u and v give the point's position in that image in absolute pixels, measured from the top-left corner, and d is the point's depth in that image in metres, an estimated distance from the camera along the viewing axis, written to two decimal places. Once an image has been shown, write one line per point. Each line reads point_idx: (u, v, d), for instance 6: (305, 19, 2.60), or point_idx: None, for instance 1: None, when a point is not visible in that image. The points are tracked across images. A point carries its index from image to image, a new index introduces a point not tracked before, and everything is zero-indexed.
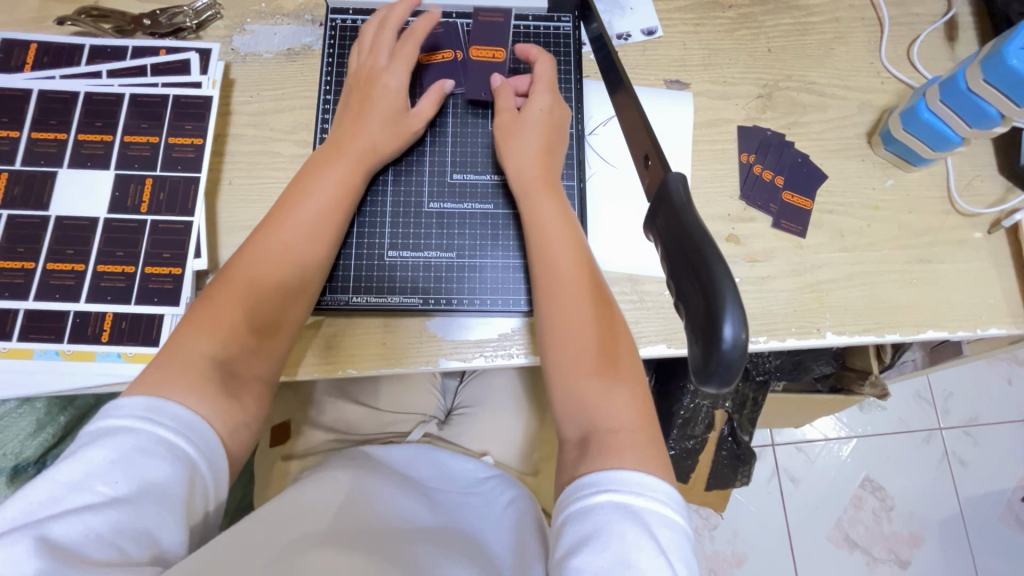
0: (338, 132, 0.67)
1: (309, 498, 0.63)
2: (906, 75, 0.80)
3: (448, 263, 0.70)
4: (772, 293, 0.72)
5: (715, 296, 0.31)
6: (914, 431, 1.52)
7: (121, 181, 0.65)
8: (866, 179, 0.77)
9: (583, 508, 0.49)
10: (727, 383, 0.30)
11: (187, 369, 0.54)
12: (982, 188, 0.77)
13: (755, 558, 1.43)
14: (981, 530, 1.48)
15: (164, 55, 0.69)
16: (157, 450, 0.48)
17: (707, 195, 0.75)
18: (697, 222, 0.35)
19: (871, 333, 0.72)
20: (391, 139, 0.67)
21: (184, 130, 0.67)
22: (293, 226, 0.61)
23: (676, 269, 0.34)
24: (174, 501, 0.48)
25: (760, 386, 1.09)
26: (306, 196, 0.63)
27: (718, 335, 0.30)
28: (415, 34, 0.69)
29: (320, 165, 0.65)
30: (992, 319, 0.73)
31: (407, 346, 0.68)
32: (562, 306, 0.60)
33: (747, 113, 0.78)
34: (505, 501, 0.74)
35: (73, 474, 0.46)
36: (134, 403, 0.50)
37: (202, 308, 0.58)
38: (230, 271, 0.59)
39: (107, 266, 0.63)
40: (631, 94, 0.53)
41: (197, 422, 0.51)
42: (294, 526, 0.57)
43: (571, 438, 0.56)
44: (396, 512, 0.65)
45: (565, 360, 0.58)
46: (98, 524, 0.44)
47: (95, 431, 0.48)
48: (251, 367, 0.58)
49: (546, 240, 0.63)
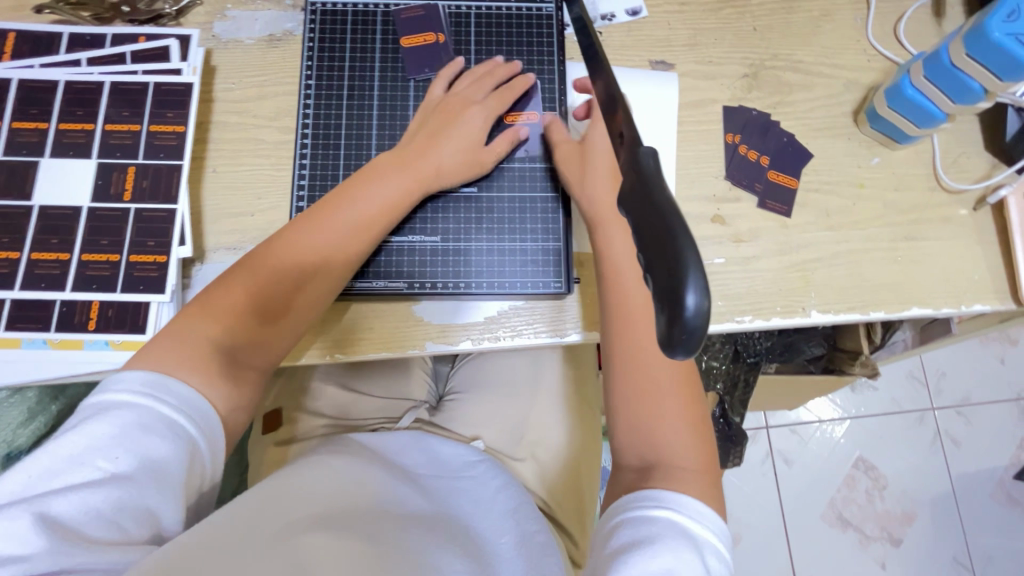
0: (404, 147, 0.68)
1: (309, 479, 0.63)
2: (893, 52, 0.80)
3: (432, 247, 0.69)
4: (758, 272, 0.72)
5: (679, 264, 0.30)
6: (906, 412, 1.53)
7: (104, 170, 0.65)
8: (852, 158, 0.76)
9: (643, 516, 0.52)
10: (694, 349, 0.29)
11: (191, 350, 0.56)
12: (968, 165, 0.77)
13: (749, 537, 1.45)
14: (972, 507, 1.49)
15: (143, 42, 0.69)
16: (159, 427, 0.50)
17: (693, 176, 0.75)
18: (663, 186, 0.34)
19: (856, 311, 0.72)
20: (458, 168, 0.68)
21: (165, 117, 0.67)
22: (335, 235, 0.62)
23: (641, 236, 0.33)
24: (173, 479, 0.50)
25: (751, 368, 1.10)
26: (354, 204, 0.64)
27: (680, 304, 0.29)
28: (495, 76, 0.71)
29: (383, 174, 0.65)
30: (976, 295, 0.74)
31: (393, 332, 0.68)
32: (632, 338, 0.62)
33: (732, 93, 0.78)
34: (498, 483, 0.75)
35: (73, 447, 0.47)
36: (136, 379, 0.52)
37: (223, 290, 0.60)
38: (259, 261, 0.61)
39: (92, 255, 0.63)
40: (603, 71, 0.50)
41: (198, 400, 0.54)
42: (291, 506, 0.58)
43: (630, 467, 0.60)
44: (389, 494, 0.65)
45: (627, 390, 0.62)
46: (97, 502, 0.46)
47: (95, 405, 0.50)
48: (257, 354, 0.60)
49: (619, 274, 0.64)
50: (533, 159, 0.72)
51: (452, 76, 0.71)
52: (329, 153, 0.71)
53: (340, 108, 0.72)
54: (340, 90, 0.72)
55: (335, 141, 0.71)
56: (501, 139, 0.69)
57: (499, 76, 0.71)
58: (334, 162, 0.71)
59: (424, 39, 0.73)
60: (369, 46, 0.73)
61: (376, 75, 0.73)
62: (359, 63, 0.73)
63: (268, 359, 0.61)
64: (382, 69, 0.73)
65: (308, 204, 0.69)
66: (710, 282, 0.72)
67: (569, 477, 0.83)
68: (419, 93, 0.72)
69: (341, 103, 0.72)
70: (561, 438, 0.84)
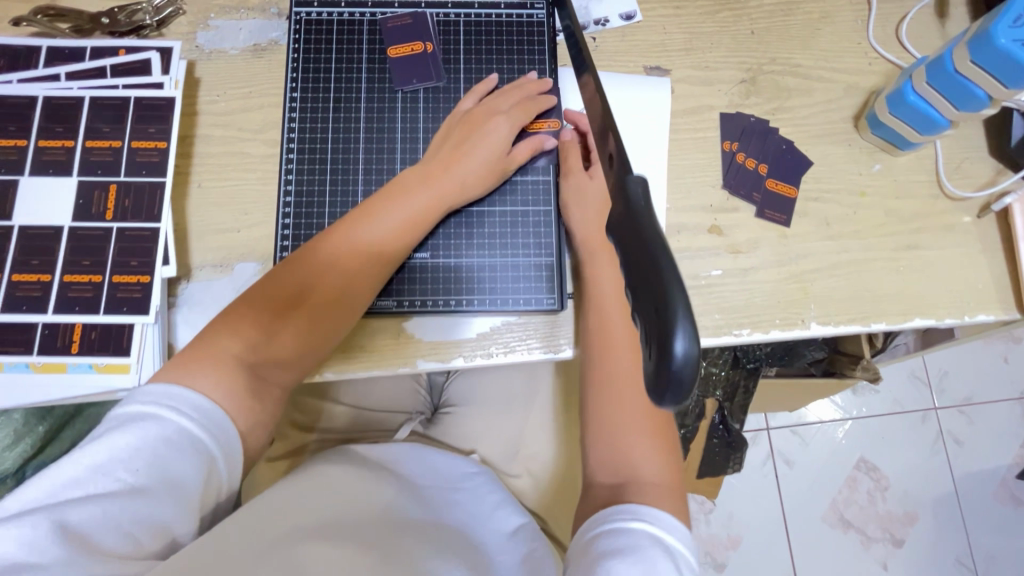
0: (430, 160, 0.66)
1: (299, 496, 0.62)
2: (895, 55, 0.77)
3: (423, 264, 0.68)
4: (756, 284, 0.71)
5: (668, 309, 0.28)
6: (908, 412, 1.52)
7: (85, 188, 0.64)
8: (853, 165, 0.75)
9: (619, 527, 0.52)
10: (684, 400, 0.27)
11: (215, 365, 0.55)
12: (971, 170, 0.75)
13: (750, 539, 1.44)
14: (975, 507, 1.48)
15: (124, 55, 0.67)
16: (180, 441, 0.49)
17: (690, 186, 0.73)
18: (652, 221, 0.32)
19: (857, 322, 0.71)
20: (480, 184, 0.66)
21: (147, 133, 0.65)
22: (358, 250, 0.61)
23: (631, 275, 0.31)
24: (191, 493, 0.49)
25: (751, 374, 1.09)
26: (378, 218, 0.62)
27: (669, 353, 0.27)
28: (523, 91, 0.70)
29: (409, 189, 0.64)
30: (980, 305, 0.72)
31: (384, 349, 0.67)
32: (608, 361, 0.63)
33: (729, 99, 0.76)
34: (495, 497, 0.75)
35: (96, 457, 0.47)
36: (162, 391, 0.51)
37: (250, 303, 0.59)
38: (291, 274, 0.60)
39: (74, 276, 0.62)
40: (595, 81, 0.48)
41: (219, 415, 0.53)
42: (285, 521, 0.56)
43: (603, 483, 0.59)
44: (385, 507, 0.64)
45: (602, 411, 0.62)
46: (115, 513, 0.46)
47: (120, 416, 0.50)
48: (280, 371, 0.59)
49: (602, 303, 0.65)
50: (546, 172, 0.70)
51: (483, 90, 0.70)
52: (316, 167, 0.69)
53: (326, 121, 0.70)
54: (326, 102, 0.70)
55: (321, 155, 0.69)
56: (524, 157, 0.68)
57: (527, 91, 0.70)
58: (320, 177, 0.69)
59: (411, 48, 0.71)
60: (355, 57, 0.71)
61: (363, 87, 0.71)
62: (345, 75, 0.71)
63: (290, 376, 0.60)
64: (369, 80, 0.71)
65: (294, 221, 0.68)
66: (708, 295, 0.70)
67: (562, 490, 0.82)
68: (407, 105, 0.71)
69: (327, 116, 0.70)
70: (555, 452, 0.83)
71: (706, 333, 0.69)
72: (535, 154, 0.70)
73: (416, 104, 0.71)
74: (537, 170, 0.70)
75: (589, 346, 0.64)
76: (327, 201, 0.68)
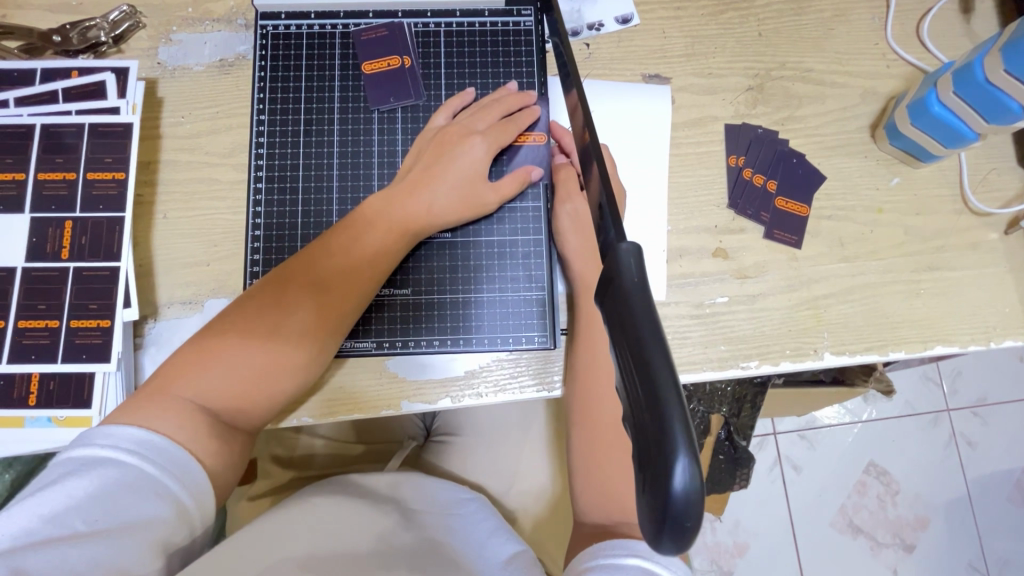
0: (401, 182, 0.61)
1: (287, 526, 0.57)
2: (916, 57, 0.71)
3: (404, 301, 0.63)
4: (765, 311, 0.66)
5: (667, 445, 0.25)
6: (920, 414, 1.38)
7: (39, 226, 0.60)
8: (869, 179, 0.69)
9: (611, 564, 0.47)
10: (684, 546, 0.25)
11: (176, 410, 0.50)
12: (998, 182, 0.69)
13: (757, 548, 1.32)
14: (990, 513, 1.37)
15: (77, 78, 0.63)
16: (141, 486, 0.46)
17: (692, 206, 0.68)
18: (651, 318, 0.28)
19: (873, 351, 0.66)
20: (454, 208, 0.60)
21: (104, 162, 0.61)
22: (320, 284, 0.56)
23: (626, 386, 0.28)
24: (155, 538, 0.45)
25: (761, 389, 1.02)
26: (344, 249, 0.58)
27: (668, 505, 0.24)
28: (504, 103, 0.64)
29: (376, 215, 0.59)
30: (1007, 329, 0.67)
31: (367, 389, 0.62)
32: (605, 396, 0.58)
33: (735, 109, 0.70)
34: (491, 524, 0.68)
35: (51, 505, 0.43)
36: (122, 432, 0.48)
37: (224, 326, 0.55)
38: (277, 287, 0.56)
39: (30, 322, 0.59)
40: (581, 94, 0.42)
41: (183, 457, 0.49)
42: (271, 550, 0.52)
43: (593, 526, 0.54)
44: (379, 532, 0.60)
45: (598, 446, 0.57)
46: (74, 558, 0.41)
47: (76, 460, 0.46)
48: (248, 416, 0.54)
49: (595, 343, 0.60)
50: (536, 198, 0.65)
51: (460, 104, 0.64)
52: (286, 197, 0.64)
53: (296, 145, 0.65)
54: (296, 125, 0.65)
55: (292, 183, 0.64)
56: (509, 180, 0.62)
57: (508, 104, 0.64)
58: (291, 208, 0.64)
59: (387, 63, 0.66)
60: (327, 74, 0.66)
61: (335, 106, 0.66)
62: (316, 94, 0.66)
63: (257, 420, 0.56)
64: (342, 99, 0.66)
65: (264, 257, 0.63)
66: (713, 325, 0.65)
67: (559, 522, 0.78)
68: (384, 125, 0.66)
69: (297, 140, 0.65)
70: (551, 485, 0.78)
71: (711, 366, 0.64)
72: (524, 186, 0.63)
73: (393, 124, 0.66)
74: (526, 195, 0.65)
75: (577, 380, 0.60)
76: (299, 232, 0.63)
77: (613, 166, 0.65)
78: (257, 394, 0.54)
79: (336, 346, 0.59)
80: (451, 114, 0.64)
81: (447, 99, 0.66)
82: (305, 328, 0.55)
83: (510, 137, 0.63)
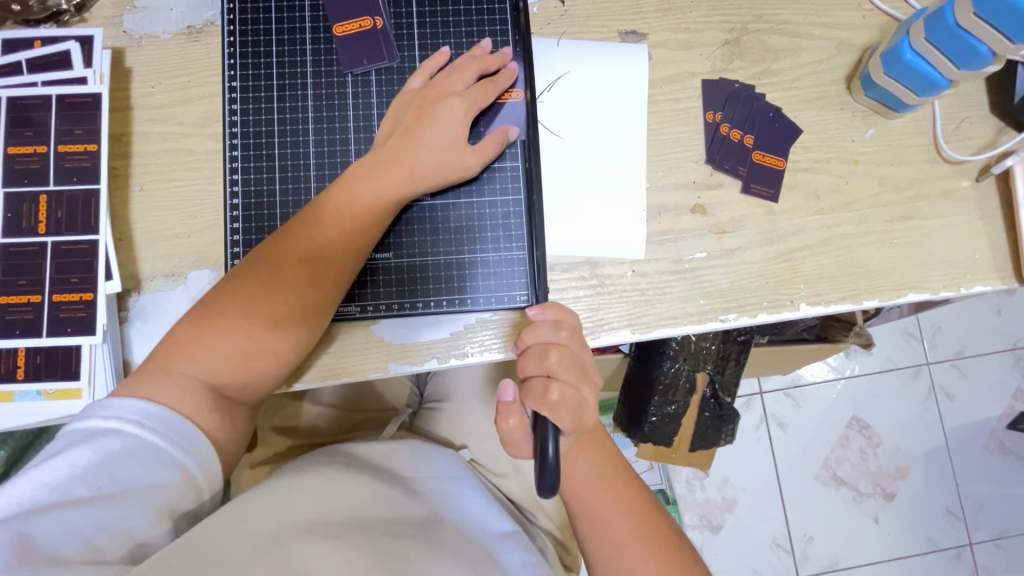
0: (382, 147, 0.60)
1: (292, 489, 0.58)
2: (891, 6, 0.71)
3: (389, 265, 0.64)
4: (743, 265, 0.67)
5: None
6: (901, 369, 1.42)
7: (13, 201, 0.60)
8: (845, 131, 0.70)
9: None
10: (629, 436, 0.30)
11: (178, 387, 0.51)
12: (971, 131, 0.70)
13: (745, 502, 1.37)
14: (967, 461, 1.41)
15: (40, 47, 0.62)
16: (144, 455, 0.48)
17: (670, 162, 0.68)
18: None
19: (848, 300, 0.67)
20: (439, 171, 0.60)
21: (75, 135, 0.61)
22: (307, 252, 0.57)
23: None
24: (160, 504, 0.48)
25: (744, 346, 1.05)
26: (328, 218, 0.57)
27: None
28: (480, 63, 0.63)
29: (358, 182, 0.59)
30: (977, 275, 0.69)
31: (356, 354, 0.63)
32: (585, 484, 0.61)
33: (712, 64, 0.70)
34: (482, 500, 0.70)
35: (54, 473, 0.46)
36: (125, 403, 0.49)
37: (216, 301, 0.55)
38: (267, 261, 0.56)
39: (11, 297, 0.59)
40: None
41: (187, 427, 0.50)
42: (279, 514, 0.53)
43: None
44: (379, 498, 0.61)
45: (601, 529, 0.60)
46: (78, 522, 0.44)
47: (79, 430, 0.48)
48: (249, 388, 0.55)
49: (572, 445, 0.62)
50: (516, 158, 0.66)
51: (437, 65, 0.64)
52: (263, 164, 0.63)
53: (270, 111, 0.64)
54: (269, 91, 0.64)
55: (268, 150, 0.64)
56: (489, 140, 0.62)
57: (485, 64, 0.64)
58: (268, 174, 0.63)
59: (359, 25, 0.65)
60: (297, 38, 0.65)
61: (308, 71, 0.65)
62: (288, 60, 0.65)
63: (258, 392, 0.57)
64: (315, 64, 0.65)
65: (243, 225, 0.62)
66: (692, 280, 0.66)
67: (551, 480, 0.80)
68: (359, 89, 0.65)
69: (271, 106, 0.64)
70: None
71: (691, 319, 0.66)
72: (503, 146, 0.63)
73: (368, 87, 0.65)
74: (506, 155, 0.65)
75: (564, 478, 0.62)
76: (278, 200, 0.63)
77: (573, 342, 0.56)
78: (255, 366, 0.55)
79: (331, 315, 0.59)
80: (428, 76, 0.63)
81: (422, 61, 0.65)
82: (300, 299, 0.56)
83: (489, 99, 0.63)
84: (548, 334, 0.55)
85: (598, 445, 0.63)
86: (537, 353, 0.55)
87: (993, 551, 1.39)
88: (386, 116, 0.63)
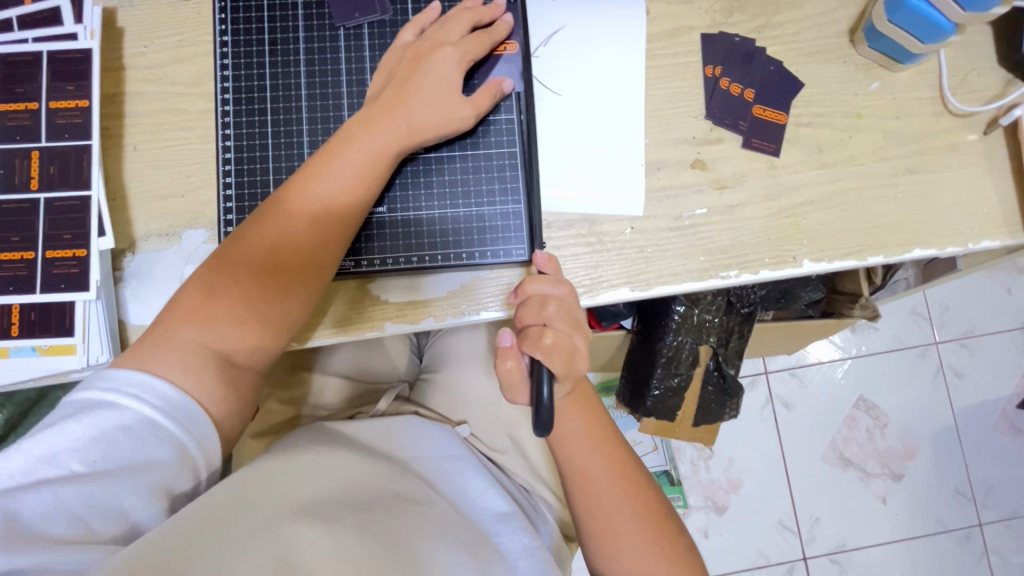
0: (377, 101, 0.59)
1: (283, 468, 0.57)
2: None
3: (382, 219, 0.63)
4: (744, 221, 0.66)
5: None
6: (908, 348, 1.40)
7: (6, 156, 0.60)
8: (848, 84, 0.68)
9: None
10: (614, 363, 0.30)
11: (179, 351, 0.51)
12: (978, 84, 0.68)
13: (750, 482, 1.36)
14: (976, 441, 1.39)
15: (31, 5, 0.61)
16: (139, 430, 0.47)
17: (668, 117, 0.67)
18: None
19: (852, 257, 0.66)
20: (435, 122, 0.59)
21: (67, 91, 0.61)
22: (303, 209, 0.56)
23: None
24: (155, 482, 0.48)
25: (747, 319, 1.04)
26: (325, 174, 0.56)
27: None
28: (472, 15, 0.62)
29: (353, 136, 0.57)
30: (985, 231, 0.67)
31: (352, 314, 0.63)
32: (580, 461, 0.59)
33: (711, 18, 0.68)
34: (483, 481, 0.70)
35: (50, 445, 0.46)
36: (122, 376, 0.49)
37: (216, 264, 0.55)
38: (266, 221, 0.56)
39: (5, 253, 0.59)
40: None
41: (185, 403, 0.50)
42: (269, 494, 0.52)
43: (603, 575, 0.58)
44: (372, 477, 0.60)
45: (594, 506, 0.58)
46: (69, 499, 0.45)
47: (77, 403, 0.48)
48: (248, 349, 0.55)
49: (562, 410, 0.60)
50: (512, 112, 0.64)
51: (429, 18, 0.63)
52: (255, 119, 0.63)
53: (262, 67, 0.63)
54: (260, 46, 0.64)
55: (260, 105, 0.63)
56: (483, 91, 0.61)
57: (477, 15, 0.63)
58: (260, 129, 0.63)
59: None
60: None
61: (299, 26, 0.64)
62: (279, 14, 0.64)
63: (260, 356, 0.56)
64: (307, 18, 0.64)
65: (235, 180, 0.62)
66: (693, 236, 0.65)
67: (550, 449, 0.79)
68: (351, 43, 0.64)
69: (262, 61, 0.63)
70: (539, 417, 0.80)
71: (691, 277, 0.64)
72: (498, 99, 0.63)
73: (360, 41, 0.64)
74: (501, 108, 0.64)
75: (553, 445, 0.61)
76: (270, 154, 0.62)
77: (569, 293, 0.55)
78: (255, 328, 0.54)
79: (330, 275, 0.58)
80: (419, 30, 0.63)
81: (415, 15, 0.64)
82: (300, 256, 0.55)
83: (483, 50, 0.62)
84: (547, 287, 0.55)
85: (589, 416, 0.61)
86: (534, 302, 0.54)
87: (1002, 532, 1.37)
88: (378, 71, 0.62)
